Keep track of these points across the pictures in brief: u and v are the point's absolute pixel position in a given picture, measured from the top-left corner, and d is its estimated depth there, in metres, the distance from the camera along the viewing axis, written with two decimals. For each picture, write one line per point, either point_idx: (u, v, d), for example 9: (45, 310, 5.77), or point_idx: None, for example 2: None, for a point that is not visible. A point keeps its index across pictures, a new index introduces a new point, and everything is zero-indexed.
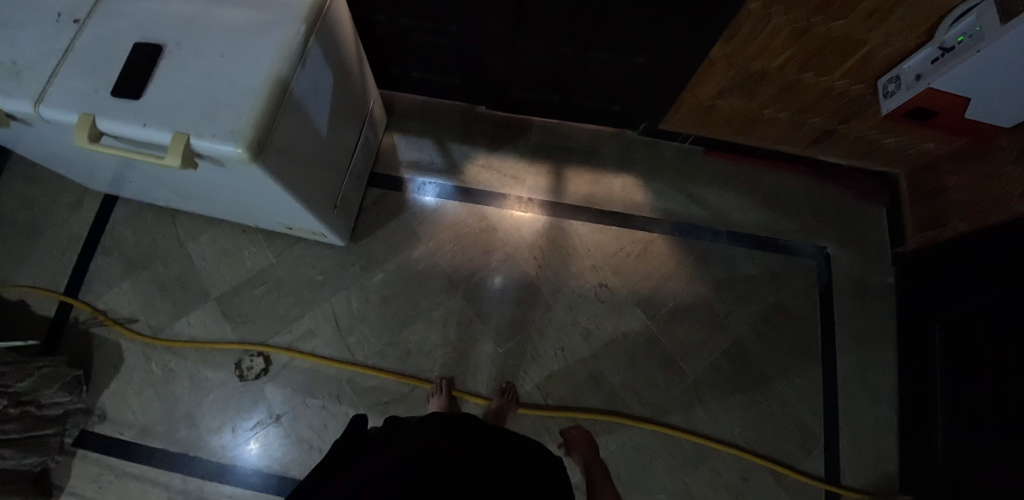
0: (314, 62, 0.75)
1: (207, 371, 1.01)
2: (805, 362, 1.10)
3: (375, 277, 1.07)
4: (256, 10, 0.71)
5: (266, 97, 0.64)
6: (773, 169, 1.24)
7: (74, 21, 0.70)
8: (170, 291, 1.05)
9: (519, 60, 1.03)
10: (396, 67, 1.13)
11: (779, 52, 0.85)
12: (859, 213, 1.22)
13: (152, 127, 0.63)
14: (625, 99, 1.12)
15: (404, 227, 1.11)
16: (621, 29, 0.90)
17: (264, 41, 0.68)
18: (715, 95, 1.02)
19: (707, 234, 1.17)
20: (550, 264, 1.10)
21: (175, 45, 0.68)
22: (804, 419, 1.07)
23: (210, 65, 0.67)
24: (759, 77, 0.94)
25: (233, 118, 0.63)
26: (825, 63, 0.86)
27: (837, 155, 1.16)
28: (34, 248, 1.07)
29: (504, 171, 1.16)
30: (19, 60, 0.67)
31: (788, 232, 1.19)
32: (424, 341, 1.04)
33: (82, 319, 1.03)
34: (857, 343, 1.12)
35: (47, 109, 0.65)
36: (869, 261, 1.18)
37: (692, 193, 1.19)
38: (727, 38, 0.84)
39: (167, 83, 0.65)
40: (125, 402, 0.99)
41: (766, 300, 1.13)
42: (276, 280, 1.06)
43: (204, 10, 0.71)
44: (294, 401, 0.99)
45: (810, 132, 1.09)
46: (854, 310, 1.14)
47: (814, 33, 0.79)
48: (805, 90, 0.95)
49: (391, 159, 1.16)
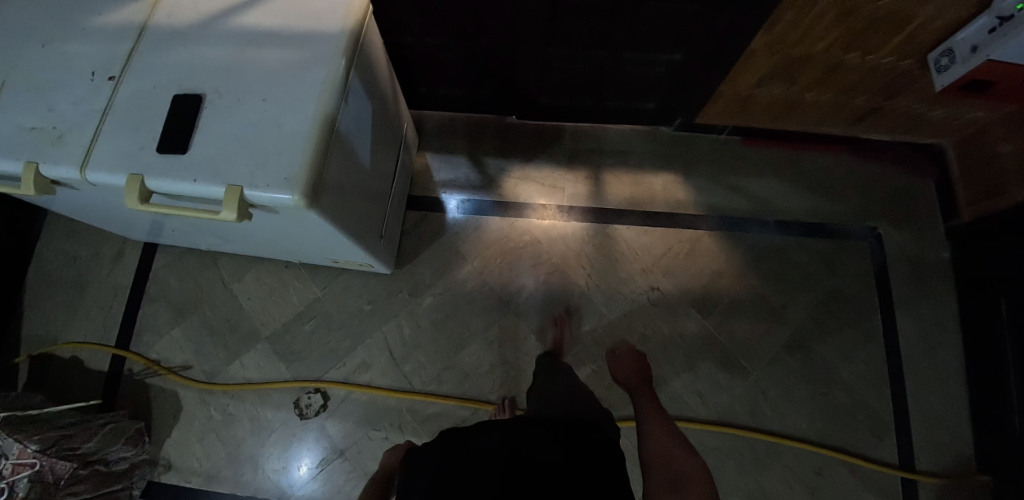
0: (356, 95, 0.69)
1: (266, 412, 0.99)
2: (869, 348, 1.07)
3: (424, 302, 1.05)
4: (293, 48, 0.65)
5: (316, 138, 0.60)
6: (816, 152, 1.20)
7: (110, 79, 0.65)
8: (220, 334, 1.04)
9: (551, 67, 1.00)
10: (425, 86, 1.10)
11: (825, 34, 0.83)
12: (907, 189, 1.19)
13: (204, 182, 0.59)
14: (659, 96, 1.09)
15: (447, 247, 1.09)
16: (656, 25, 0.87)
17: (306, 81, 0.63)
18: (755, 84, 0.99)
19: (754, 226, 1.13)
20: (599, 271, 1.08)
21: (216, 92, 0.63)
22: (873, 406, 1.04)
23: (254, 112, 0.62)
24: (802, 62, 0.91)
25: (284, 165, 0.59)
26: (872, 42, 0.83)
27: (882, 131, 1.12)
28: (81, 303, 1.08)
29: (541, 181, 1.14)
30: (59, 123, 0.64)
31: (836, 216, 1.16)
32: (480, 362, 1.01)
33: (137, 370, 1.03)
34: (920, 323, 1.09)
35: (94, 173, 0.61)
36: (922, 238, 1.15)
37: (734, 184, 1.16)
38: (769, 27, 0.82)
39: (212, 134, 0.61)
40: (188, 450, 0.98)
41: (823, 287, 1.10)
42: (325, 314, 1.04)
43: (240, 53, 0.65)
44: (356, 434, 0.98)
45: (854, 112, 1.06)
46: (912, 290, 1.11)
47: (861, 14, 0.77)
48: (849, 71, 0.92)
49: (426, 180, 1.14)
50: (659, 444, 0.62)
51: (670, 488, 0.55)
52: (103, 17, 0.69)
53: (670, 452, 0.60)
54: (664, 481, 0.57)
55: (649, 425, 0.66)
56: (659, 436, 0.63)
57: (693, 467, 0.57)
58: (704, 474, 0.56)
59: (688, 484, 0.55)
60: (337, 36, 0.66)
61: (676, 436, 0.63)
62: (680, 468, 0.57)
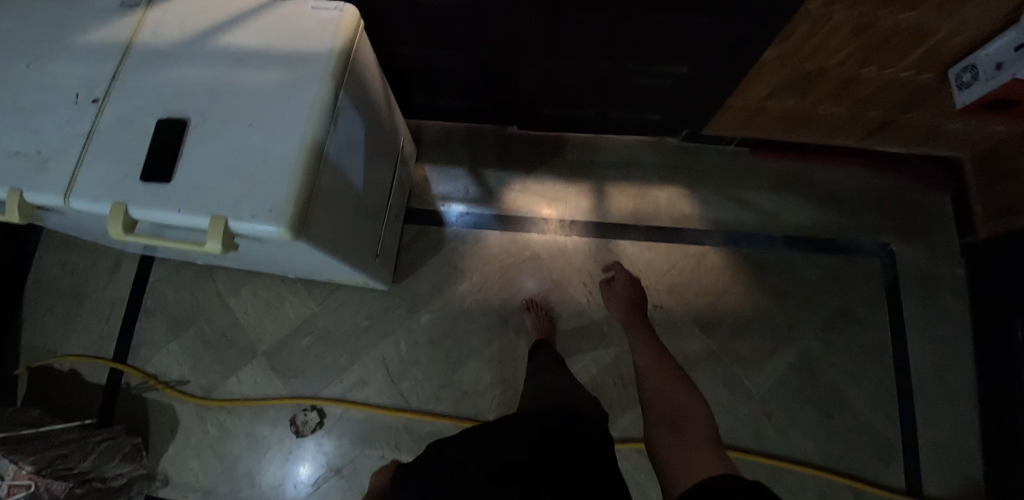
0: (347, 116, 0.66)
1: (263, 428, 0.99)
2: (878, 369, 1.04)
3: (421, 318, 1.03)
4: (279, 69, 0.62)
5: (303, 166, 0.57)
6: (827, 164, 1.16)
7: (93, 101, 0.63)
8: (217, 349, 1.03)
9: (553, 78, 0.97)
10: (423, 96, 1.07)
11: (841, 47, 0.78)
12: (921, 203, 1.14)
13: (188, 213, 0.56)
14: (666, 107, 1.05)
15: (446, 262, 1.07)
16: (662, 37, 0.83)
17: (293, 105, 0.60)
18: (766, 97, 0.95)
19: (761, 241, 1.10)
20: (601, 289, 1.06)
21: (200, 117, 0.60)
22: (881, 429, 1.01)
23: (239, 138, 0.59)
24: (816, 75, 0.87)
25: (269, 195, 0.56)
26: (890, 55, 0.79)
27: (898, 144, 1.07)
28: (79, 315, 1.07)
29: (543, 194, 1.12)
30: (43, 148, 0.61)
31: (847, 231, 1.12)
32: (478, 380, 1.00)
33: (134, 384, 1.02)
34: (932, 344, 1.05)
35: (78, 202, 0.59)
36: (936, 255, 1.11)
37: (741, 198, 1.13)
38: (782, 39, 0.78)
39: (196, 162, 0.58)
40: (186, 465, 0.98)
41: (832, 305, 1.07)
42: (321, 329, 1.03)
43: (225, 74, 0.62)
44: (353, 452, 0.97)
45: (869, 124, 1.01)
46: (925, 309, 1.08)
47: (881, 27, 0.72)
48: (865, 84, 0.88)
49: (425, 192, 1.12)
50: (657, 388, 0.60)
51: (669, 427, 0.51)
52: (88, 34, 0.66)
53: (669, 393, 0.58)
54: (665, 419, 0.53)
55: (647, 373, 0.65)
56: (655, 384, 0.61)
57: (691, 402, 0.55)
58: (704, 409, 0.53)
59: (688, 420, 0.51)
60: (325, 57, 0.63)
61: (674, 378, 0.61)
62: (681, 408, 0.54)
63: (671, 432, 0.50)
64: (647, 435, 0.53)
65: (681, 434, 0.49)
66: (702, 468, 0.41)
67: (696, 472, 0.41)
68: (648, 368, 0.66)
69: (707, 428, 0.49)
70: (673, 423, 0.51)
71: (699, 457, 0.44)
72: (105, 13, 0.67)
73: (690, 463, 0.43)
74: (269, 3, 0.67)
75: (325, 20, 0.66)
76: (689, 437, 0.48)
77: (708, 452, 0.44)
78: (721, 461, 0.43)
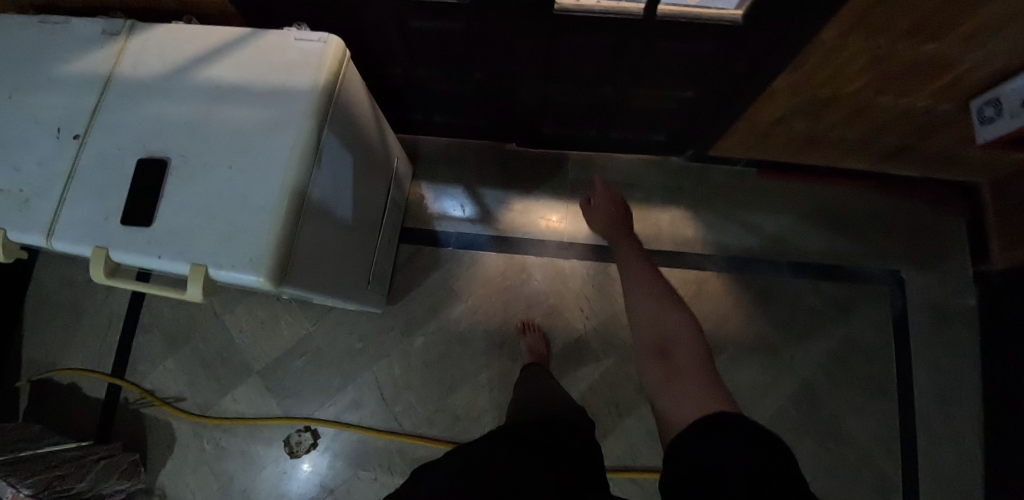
0: (332, 154, 0.64)
1: (257, 447, 0.99)
2: (881, 401, 1.01)
3: (416, 341, 1.03)
4: (261, 107, 0.60)
5: (284, 213, 0.56)
6: (837, 187, 1.12)
7: (74, 137, 0.61)
8: (213, 367, 1.04)
9: (552, 98, 0.93)
10: (419, 114, 1.05)
11: (856, 77, 0.74)
12: (934, 230, 1.10)
13: (169, 259, 0.56)
14: (670, 129, 1.02)
15: (442, 284, 1.06)
16: (666, 62, 0.79)
17: (274, 147, 0.58)
18: (775, 121, 0.90)
19: (765, 267, 1.08)
20: (598, 314, 1.04)
21: (180, 157, 0.59)
22: (881, 462, 0.99)
23: (220, 182, 0.57)
24: (828, 103, 0.82)
25: (249, 243, 0.55)
26: (908, 85, 0.74)
27: (913, 169, 1.03)
28: (78, 329, 1.08)
29: (542, 215, 1.10)
30: (25, 186, 0.60)
31: (855, 258, 1.08)
32: (472, 405, 0.99)
33: (132, 399, 1.03)
34: (938, 377, 1.02)
35: (61, 243, 0.58)
36: (947, 284, 1.07)
37: (746, 222, 1.10)
38: (793, 69, 0.73)
39: (177, 205, 0.57)
40: (181, 481, 0.99)
41: (835, 335, 1.04)
42: (316, 350, 1.03)
43: (204, 110, 0.60)
44: (346, 474, 0.97)
45: (883, 149, 0.97)
46: (933, 340, 1.04)
47: (899, 59, 0.68)
48: (881, 112, 0.83)
49: (421, 211, 1.10)
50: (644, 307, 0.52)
51: (658, 355, 0.45)
52: (70, 64, 0.64)
53: (658, 313, 0.50)
54: (653, 345, 0.47)
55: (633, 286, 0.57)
56: (643, 302, 0.53)
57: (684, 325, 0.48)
58: (697, 333, 0.46)
59: (679, 345, 0.45)
60: (308, 94, 0.60)
61: (664, 296, 0.53)
62: (671, 332, 0.47)
63: (661, 361, 0.44)
64: (637, 362, 0.47)
65: (674, 362, 0.43)
66: (695, 406, 0.35)
67: (685, 408, 0.36)
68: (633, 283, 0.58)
69: (699, 355, 0.43)
70: (663, 349, 0.45)
71: (691, 386, 0.38)
72: (86, 42, 0.65)
73: (683, 395, 0.38)
74: (250, 32, 0.64)
75: (307, 52, 0.62)
76: (680, 367, 0.42)
77: (702, 380, 0.39)
78: (717, 390, 0.37)
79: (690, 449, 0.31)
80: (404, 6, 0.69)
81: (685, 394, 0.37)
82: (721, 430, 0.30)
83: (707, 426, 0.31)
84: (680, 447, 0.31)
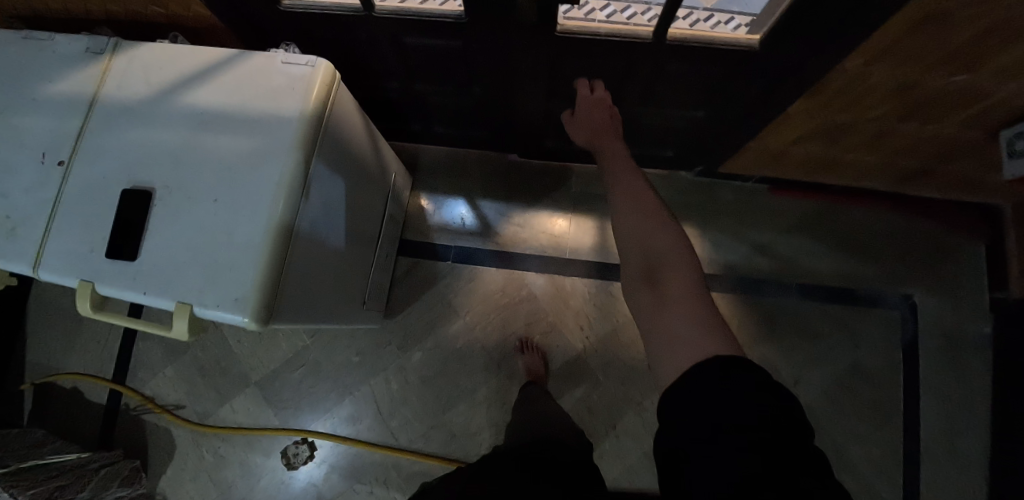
0: (323, 184, 0.62)
1: (256, 457, 1.00)
2: (886, 429, 0.99)
3: (413, 357, 1.02)
4: (246, 137, 0.57)
5: (270, 252, 0.54)
6: (851, 207, 1.08)
7: (59, 163, 0.59)
8: (212, 376, 1.04)
9: (555, 113, 0.90)
10: (419, 124, 1.02)
11: (878, 104, 0.69)
12: (951, 252, 1.06)
13: (155, 296, 0.54)
14: (678, 145, 0.98)
15: (441, 299, 1.05)
16: (675, 83, 0.75)
17: (260, 180, 0.56)
18: (790, 143, 0.86)
19: (772, 288, 1.05)
20: (598, 334, 1.02)
21: (165, 188, 0.57)
22: (883, 491, 0.97)
23: (205, 216, 0.55)
24: (847, 127, 0.78)
25: (235, 282, 0.53)
26: (934, 113, 0.69)
27: (933, 190, 0.98)
28: (79, 335, 1.09)
29: (544, 229, 1.07)
30: (11, 212, 0.59)
31: (866, 281, 1.05)
32: (469, 423, 0.99)
33: (133, 405, 1.04)
34: (946, 405, 1.00)
35: (48, 274, 0.57)
36: (961, 310, 1.04)
37: (754, 241, 1.07)
38: (811, 95, 0.69)
39: (162, 239, 0.55)
40: (181, 488, 1.00)
41: (842, 361, 1.02)
42: (313, 362, 1.03)
43: (189, 138, 0.58)
44: (343, 486, 0.97)
45: (903, 172, 0.92)
46: (943, 368, 1.01)
47: (926, 88, 0.63)
48: (903, 137, 0.78)
49: (421, 223, 1.08)
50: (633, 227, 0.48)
51: (648, 281, 0.44)
52: (53, 84, 0.62)
53: (648, 236, 0.47)
54: (641, 268, 0.45)
55: (622, 200, 0.52)
56: (632, 221, 0.49)
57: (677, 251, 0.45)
58: (689, 261, 0.44)
59: (669, 273, 0.43)
60: (294, 123, 0.57)
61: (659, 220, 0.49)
62: (663, 258, 0.45)
63: (650, 288, 0.43)
64: (625, 289, 0.47)
65: (664, 291, 0.42)
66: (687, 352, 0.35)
67: (685, 358, 0.35)
68: (622, 197, 0.53)
69: (692, 285, 0.42)
70: (651, 274, 0.44)
71: (691, 333, 0.37)
72: (69, 60, 0.62)
73: (670, 335, 0.38)
74: (237, 54, 0.61)
75: (294, 77, 0.59)
76: (671, 298, 0.41)
77: (702, 324, 0.38)
78: (714, 335, 0.36)
79: (692, 391, 0.32)
80: (398, 24, 0.66)
81: (687, 345, 0.36)
82: (733, 380, 0.30)
83: (713, 372, 0.32)
84: (681, 384, 0.33)
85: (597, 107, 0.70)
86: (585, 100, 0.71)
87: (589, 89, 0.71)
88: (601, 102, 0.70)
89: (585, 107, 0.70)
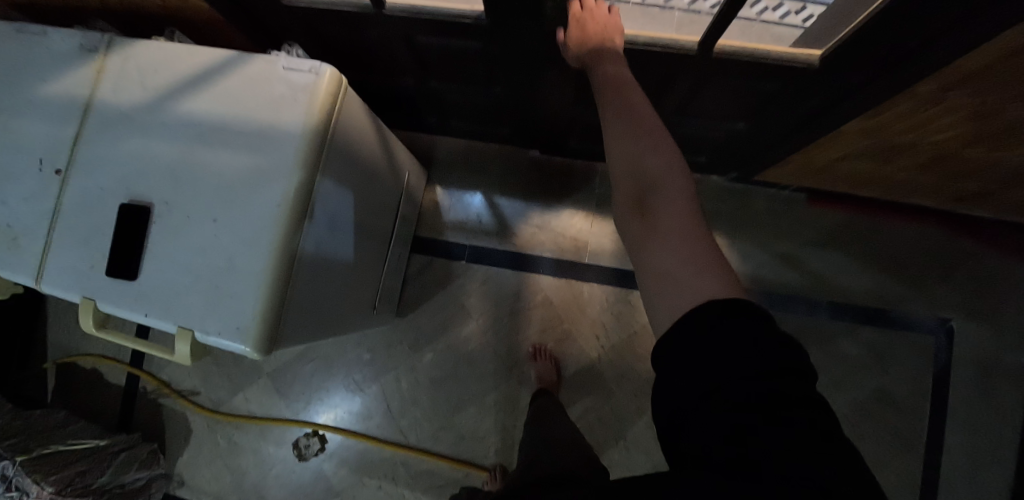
0: (329, 200, 0.58)
1: (267, 447, 1.02)
2: (906, 456, 0.96)
3: (424, 358, 1.02)
4: (247, 153, 0.53)
5: (271, 282, 0.51)
6: (892, 221, 1.01)
7: (56, 172, 0.56)
8: (225, 365, 1.06)
9: (580, 115, 0.83)
10: (435, 117, 0.96)
11: (946, 128, 0.60)
12: (1000, 275, 0.98)
13: (156, 318, 0.53)
14: (712, 150, 0.91)
15: (452, 300, 1.02)
16: (715, 93, 0.68)
17: (261, 202, 0.52)
18: (838, 158, 0.78)
19: (800, 305, 1.00)
20: (612, 343, 0.99)
21: (163, 205, 0.54)
22: None
23: (205, 237, 0.52)
24: (905, 147, 0.69)
25: (235, 310, 0.51)
26: (1008, 142, 0.60)
27: (988, 211, 0.90)
28: None
29: (563, 232, 1.02)
30: (13, 222, 0.57)
31: (902, 302, 0.99)
32: (477, 425, 0.99)
33: (150, 389, 1.07)
34: (973, 436, 0.95)
35: (52, 288, 0.56)
36: (1003, 338, 0.97)
37: (785, 253, 1.01)
38: (871, 115, 0.60)
39: (161, 260, 0.53)
40: (198, 471, 1.03)
41: (867, 385, 0.97)
42: (324, 357, 1.04)
43: (188, 152, 0.54)
44: (352, 479, 1.00)
45: (957, 193, 0.84)
46: (975, 397, 0.96)
47: (1006, 119, 0.54)
48: (966, 161, 0.70)
49: (435, 220, 1.05)
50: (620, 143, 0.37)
51: (637, 208, 0.35)
52: (47, 84, 0.58)
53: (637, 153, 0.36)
54: (629, 192, 0.36)
55: (608, 107, 0.40)
56: (617, 133, 0.38)
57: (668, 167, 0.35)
58: (681, 172, 0.35)
59: (661, 192, 0.34)
60: (295, 140, 0.53)
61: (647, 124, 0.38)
62: (654, 176, 0.35)
63: (641, 216, 0.35)
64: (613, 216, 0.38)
65: (657, 219, 0.34)
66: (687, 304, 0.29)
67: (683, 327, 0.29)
68: (608, 105, 0.41)
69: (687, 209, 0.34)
70: (642, 199, 0.35)
71: (681, 271, 0.31)
72: (63, 57, 0.58)
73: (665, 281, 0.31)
74: (237, 57, 0.56)
75: (297, 86, 0.54)
76: (664, 224, 0.33)
77: (702, 260, 0.31)
78: (714, 274, 0.30)
79: (682, 342, 0.28)
80: (411, 23, 0.60)
81: (676, 284, 0.30)
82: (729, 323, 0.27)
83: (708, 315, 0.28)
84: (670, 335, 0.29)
85: (592, 24, 0.47)
86: (575, 19, 0.49)
87: (579, 3, 0.48)
88: (598, 15, 0.48)
89: (577, 27, 0.48)
